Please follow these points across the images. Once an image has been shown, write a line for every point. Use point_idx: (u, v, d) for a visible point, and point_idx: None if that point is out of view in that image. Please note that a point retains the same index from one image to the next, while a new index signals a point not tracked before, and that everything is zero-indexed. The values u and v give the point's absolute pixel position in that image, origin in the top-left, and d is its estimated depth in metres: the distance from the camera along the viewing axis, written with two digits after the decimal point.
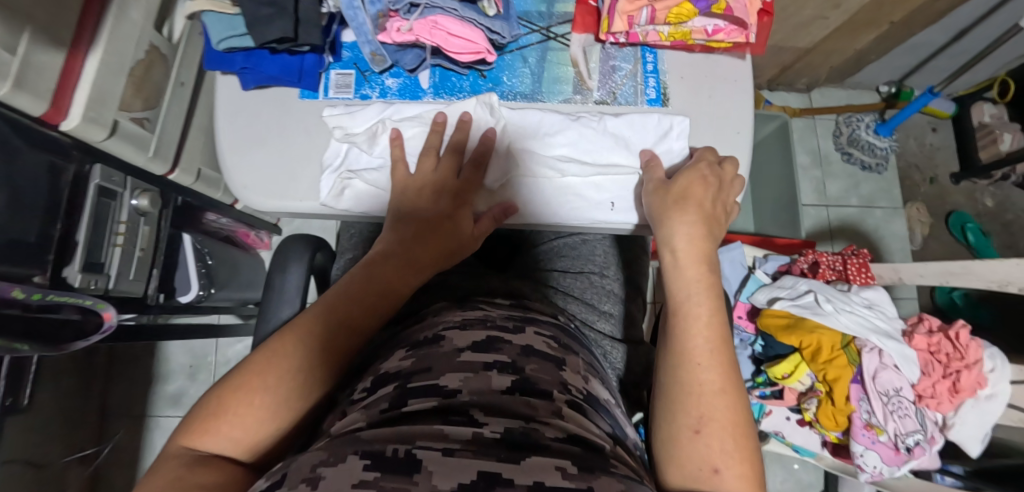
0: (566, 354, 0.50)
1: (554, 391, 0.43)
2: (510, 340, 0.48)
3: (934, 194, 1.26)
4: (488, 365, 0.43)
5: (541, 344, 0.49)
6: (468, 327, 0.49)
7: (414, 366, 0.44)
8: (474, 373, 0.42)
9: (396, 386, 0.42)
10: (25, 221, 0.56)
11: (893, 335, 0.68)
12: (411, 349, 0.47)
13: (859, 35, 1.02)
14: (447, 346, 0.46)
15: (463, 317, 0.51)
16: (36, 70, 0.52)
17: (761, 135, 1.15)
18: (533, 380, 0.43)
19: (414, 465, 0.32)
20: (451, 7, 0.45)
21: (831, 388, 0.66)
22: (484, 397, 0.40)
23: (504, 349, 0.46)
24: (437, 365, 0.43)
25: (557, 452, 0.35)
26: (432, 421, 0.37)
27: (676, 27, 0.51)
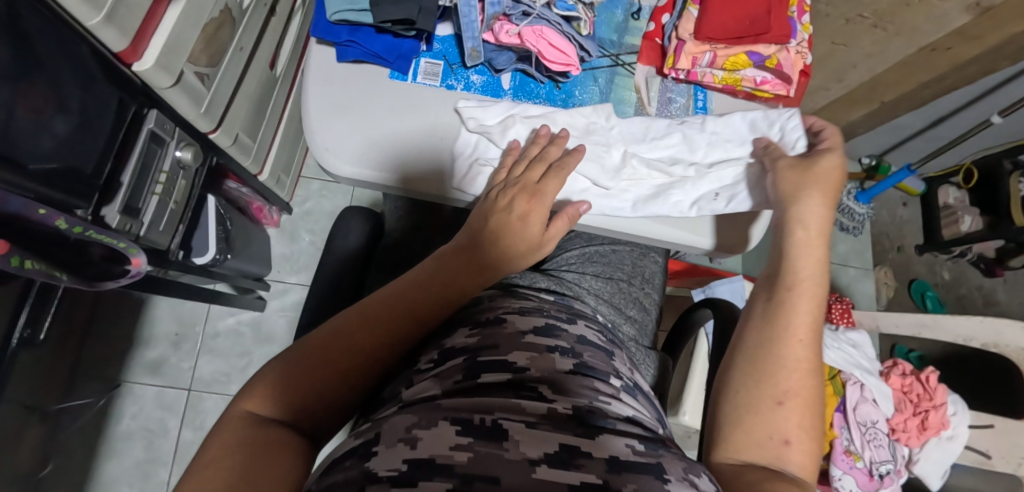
0: (613, 347, 0.52)
1: (611, 378, 0.44)
2: (566, 329, 0.49)
3: (900, 261, 1.39)
4: (550, 348, 0.44)
5: (593, 337, 0.51)
6: (527, 313, 0.50)
7: (480, 342, 0.43)
8: (539, 353, 0.43)
9: (466, 358, 0.41)
10: (83, 149, 0.58)
11: (873, 373, 0.75)
12: (475, 327, 0.46)
13: (852, 109, 1.14)
14: (511, 326, 0.46)
15: (520, 304, 0.52)
16: (130, 7, 0.54)
17: None
18: (592, 366, 0.44)
19: (503, 433, 0.32)
20: (556, 20, 0.51)
21: (817, 414, 0.72)
22: (552, 375, 0.41)
23: (562, 336, 0.47)
24: (505, 343, 0.43)
25: (621, 432, 0.36)
26: (505, 394, 0.37)
27: (729, 74, 0.58)
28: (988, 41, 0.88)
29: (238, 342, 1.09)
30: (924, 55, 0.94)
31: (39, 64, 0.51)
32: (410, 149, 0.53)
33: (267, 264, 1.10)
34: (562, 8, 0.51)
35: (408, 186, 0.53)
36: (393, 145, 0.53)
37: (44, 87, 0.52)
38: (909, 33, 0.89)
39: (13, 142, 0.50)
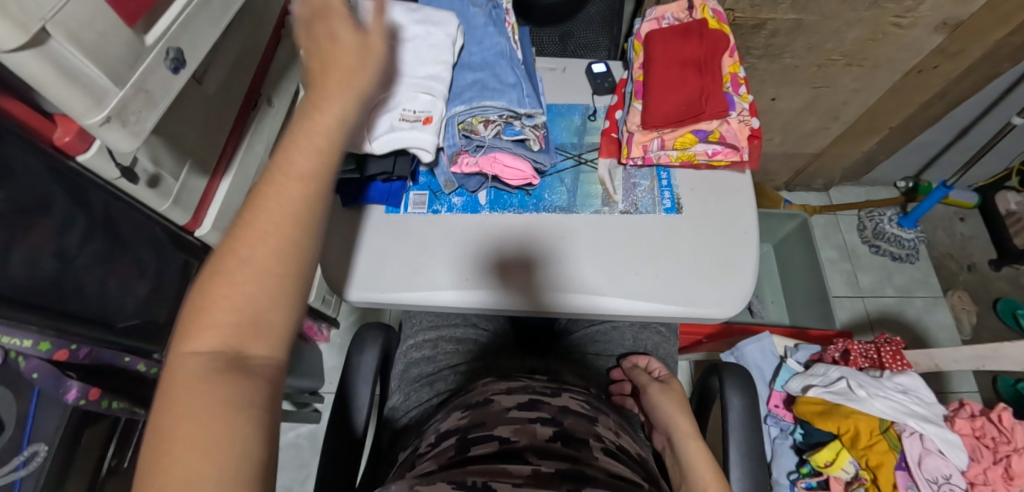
0: (599, 414, 0.55)
1: (590, 441, 0.48)
2: (549, 400, 0.53)
3: (974, 281, 1.26)
4: (532, 419, 0.49)
5: (577, 406, 0.54)
6: (514, 391, 0.55)
7: (469, 421, 0.50)
8: (522, 424, 0.48)
9: (457, 437, 0.48)
10: (157, 303, 0.74)
11: (931, 419, 0.69)
12: (466, 410, 0.53)
13: (863, 140, 1.13)
14: (496, 405, 0.52)
15: (508, 384, 0.57)
16: (190, 191, 0.68)
17: (784, 234, 1.22)
18: (572, 432, 0.49)
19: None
20: (506, 145, 0.59)
21: (875, 474, 0.67)
22: (534, 442, 0.46)
23: (544, 407, 0.52)
24: (490, 419, 0.50)
25: (600, 484, 0.41)
26: (494, 462, 0.43)
27: (682, 151, 0.64)
28: (975, 51, 0.88)
29: (299, 455, 1.17)
30: (914, 78, 0.94)
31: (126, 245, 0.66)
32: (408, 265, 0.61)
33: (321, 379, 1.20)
34: (509, 134, 0.59)
35: (431, 300, 0.59)
36: (399, 268, 0.61)
37: (131, 263, 0.68)
38: (888, 63, 0.90)
39: (104, 308, 0.66)
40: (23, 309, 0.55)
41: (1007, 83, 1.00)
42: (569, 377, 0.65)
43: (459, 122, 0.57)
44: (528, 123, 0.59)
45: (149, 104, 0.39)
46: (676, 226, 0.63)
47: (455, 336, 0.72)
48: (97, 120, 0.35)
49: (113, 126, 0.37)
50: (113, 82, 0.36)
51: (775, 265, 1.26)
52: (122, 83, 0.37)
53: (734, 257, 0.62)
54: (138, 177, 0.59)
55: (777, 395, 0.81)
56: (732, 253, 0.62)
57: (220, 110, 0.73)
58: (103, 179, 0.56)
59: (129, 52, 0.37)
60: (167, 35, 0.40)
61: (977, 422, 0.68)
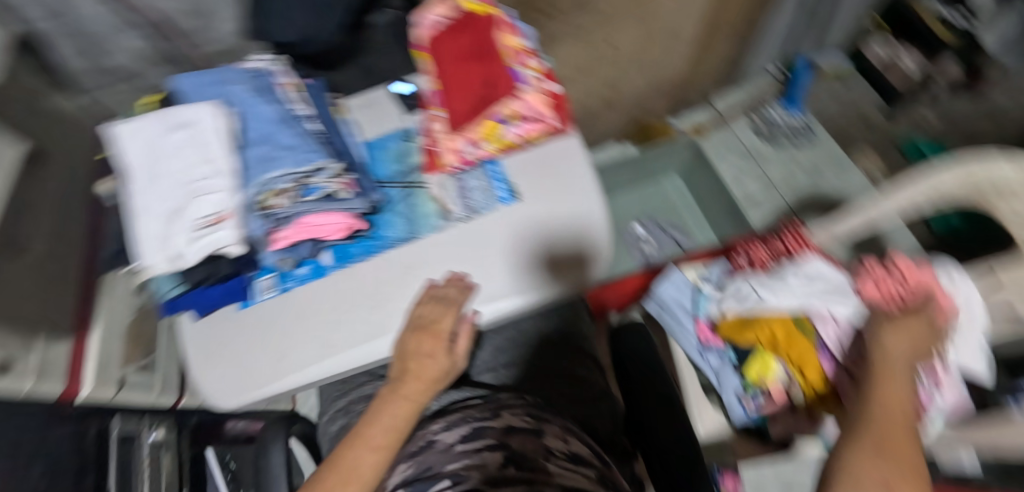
0: (542, 423, 0.55)
1: (539, 458, 0.48)
2: (492, 425, 0.53)
3: (874, 133, 1.27)
4: (478, 449, 0.49)
5: (519, 422, 0.55)
6: (454, 425, 0.55)
7: (416, 469, 0.49)
8: (470, 458, 0.48)
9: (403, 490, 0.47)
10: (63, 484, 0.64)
11: (840, 293, 0.67)
12: (409, 459, 0.52)
13: (714, 47, 1.13)
14: (439, 445, 0.52)
15: (447, 419, 0.57)
16: (53, 360, 0.68)
17: (683, 161, 1.21)
18: (522, 452, 0.49)
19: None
20: (311, 206, 0.56)
21: (802, 372, 0.66)
22: (486, 473, 0.45)
23: (489, 433, 0.52)
24: (435, 462, 0.49)
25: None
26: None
27: (496, 140, 0.63)
28: None
29: None
30: None
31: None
32: (314, 336, 0.59)
33: None
34: (310, 194, 0.56)
35: (305, 381, 0.59)
36: (264, 361, 0.60)
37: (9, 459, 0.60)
38: None
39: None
40: None
41: None
42: (501, 390, 0.63)
43: (255, 203, 0.55)
44: (323, 176, 0.56)
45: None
46: (520, 213, 0.62)
47: (366, 395, 0.69)
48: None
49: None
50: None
51: (688, 192, 1.24)
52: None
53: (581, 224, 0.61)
54: None
55: (704, 326, 0.77)
56: (580, 220, 0.61)
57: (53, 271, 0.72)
58: None
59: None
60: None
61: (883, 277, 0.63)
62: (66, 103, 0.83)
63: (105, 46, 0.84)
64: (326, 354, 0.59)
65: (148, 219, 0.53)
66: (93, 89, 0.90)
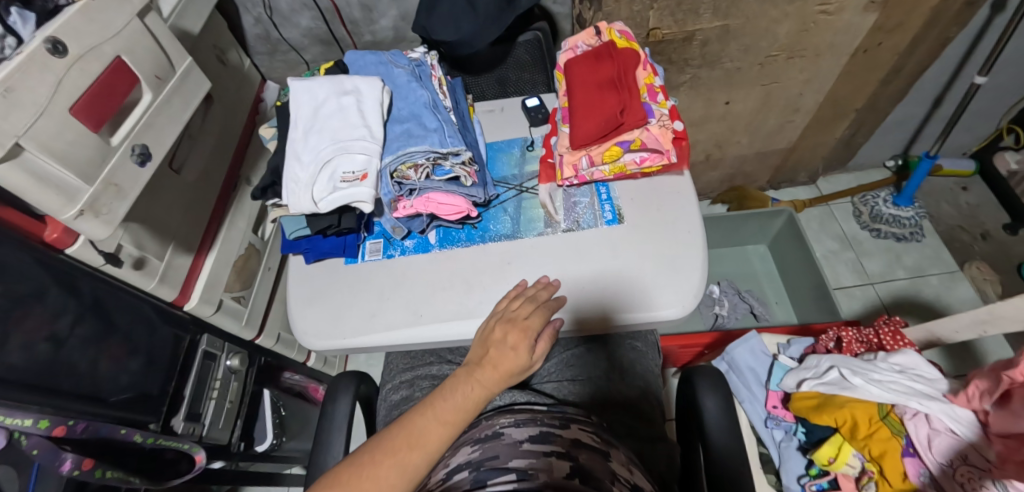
0: (609, 447, 0.56)
1: (605, 478, 0.48)
2: (561, 434, 0.55)
3: (993, 250, 1.19)
4: (547, 453, 0.51)
5: (587, 438, 0.55)
6: (522, 424, 0.57)
7: (482, 455, 0.52)
8: (537, 458, 0.50)
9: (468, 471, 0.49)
10: (153, 376, 0.73)
11: (935, 395, 0.63)
12: (476, 444, 0.55)
13: (832, 127, 1.12)
14: (508, 439, 0.54)
15: (516, 418, 0.59)
16: (175, 269, 0.77)
17: (775, 232, 1.18)
18: (589, 468, 0.49)
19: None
20: (438, 185, 0.63)
21: (881, 466, 0.62)
22: (553, 478, 0.46)
23: (557, 441, 0.53)
24: (503, 452, 0.51)
25: None
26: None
27: (613, 164, 0.66)
28: (914, 22, 0.88)
29: None
30: (861, 58, 0.94)
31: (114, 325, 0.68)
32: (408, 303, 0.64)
33: None
34: (440, 174, 0.64)
35: (391, 341, 0.63)
36: (358, 314, 0.65)
37: (122, 343, 0.69)
38: (828, 49, 0.91)
39: (96, 383, 0.66)
40: (28, 390, 0.56)
41: (966, 45, 0.99)
42: (568, 405, 0.64)
43: (392, 171, 0.63)
44: (455, 161, 0.63)
45: (119, 195, 0.55)
46: (620, 235, 0.65)
47: (432, 375, 0.72)
48: (72, 212, 0.50)
49: (87, 217, 0.52)
50: (87, 181, 0.51)
51: (773, 263, 1.22)
52: (94, 181, 0.52)
53: (680, 256, 0.63)
54: (123, 261, 0.67)
55: (773, 395, 0.76)
56: (678, 253, 0.63)
57: (197, 196, 0.83)
58: (92, 266, 0.64)
59: (99, 154, 0.52)
60: (133, 136, 0.56)
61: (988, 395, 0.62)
62: (240, 63, 0.97)
63: (283, 22, 0.97)
64: (413, 322, 0.63)
65: (300, 167, 0.63)
66: (262, 58, 1.04)
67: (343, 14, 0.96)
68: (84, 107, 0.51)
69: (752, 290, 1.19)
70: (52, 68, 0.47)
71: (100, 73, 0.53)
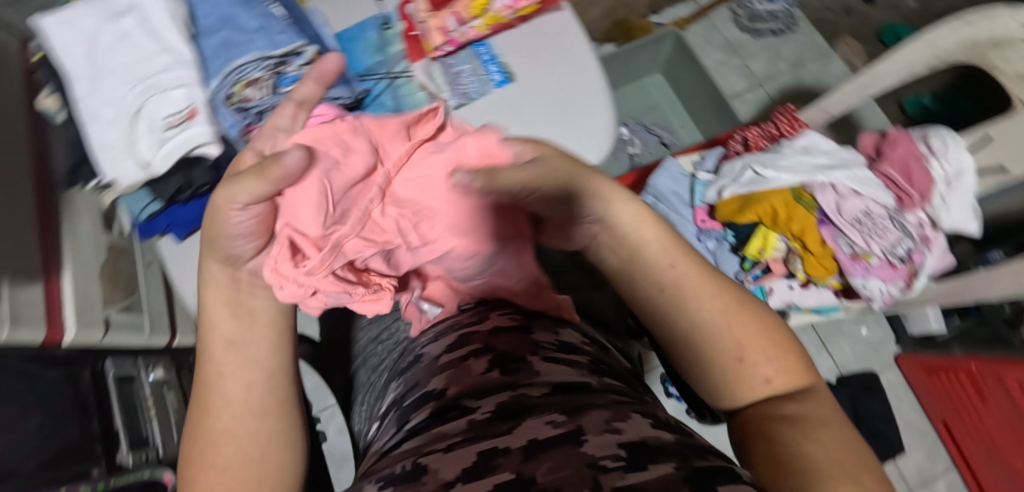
0: (531, 320, 0.53)
1: (525, 356, 0.46)
2: (477, 330, 0.52)
3: (854, 23, 1.26)
4: (463, 357, 0.48)
5: (505, 322, 0.52)
6: (441, 336, 0.54)
7: (406, 387, 0.50)
8: (455, 368, 0.48)
9: (396, 410, 0.48)
10: (65, 426, 0.63)
11: (837, 165, 0.68)
12: (402, 376, 0.52)
13: None
14: (427, 358, 0.51)
15: (434, 330, 0.56)
16: (25, 304, 0.62)
17: (665, 58, 1.17)
18: (510, 353, 0.47)
19: (418, 472, 0.35)
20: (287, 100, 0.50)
21: (803, 241, 0.67)
22: (469, 385, 0.44)
23: (474, 339, 0.51)
24: (424, 376, 0.49)
25: (542, 409, 0.39)
26: (437, 423, 0.42)
27: (484, 16, 0.60)
28: None
29: None
30: None
31: None
32: None
33: None
34: (286, 84, 0.49)
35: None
36: None
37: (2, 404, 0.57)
38: None
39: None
40: None
41: None
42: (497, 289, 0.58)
43: (226, 97, 0.48)
44: (298, 62, 0.50)
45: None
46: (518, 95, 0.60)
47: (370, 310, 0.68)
48: None
49: None
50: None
51: (670, 90, 1.23)
52: None
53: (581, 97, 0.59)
54: None
55: (700, 210, 0.77)
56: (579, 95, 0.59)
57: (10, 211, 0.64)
58: None
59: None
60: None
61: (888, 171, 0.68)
62: None
63: None
64: None
65: (103, 127, 0.47)
66: None
67: None
68: None
69: (656, 123, 1.21)
70: None
71: None
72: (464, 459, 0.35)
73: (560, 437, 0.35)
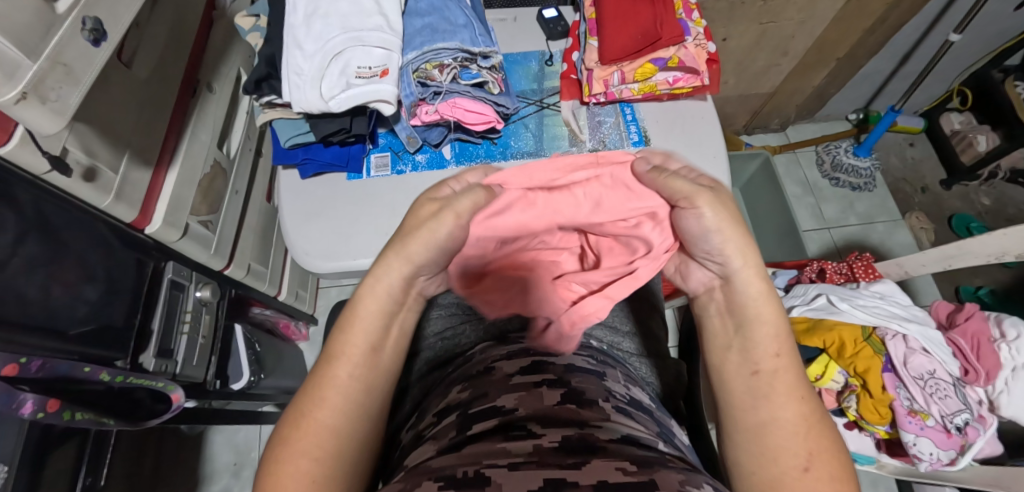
0: (604, 368, 0.52)
1: (599, 400, 0.44)
2: (554, 360, 0.49)
3: (930, 201, 1.31)
4: (538, 383, 0.45)
5: (581, 362, 0.51)
6: (515, 355, 0.51)
7: (471, 395, 0.45)
8: (527, 390, 0.44)
9: (458, 413, 0.43)
10: (114, 307, 0.62)
11: (913, 319, 0.70)
12: (466, 382, 0.48)
13: (812, 74, 1.15)
14: (498, 372, 0.48)
15: (508, 348, 0.54)
16: (132, 183, 0.63)
17: (750, 174, 1.23)
18: (581, 391, 0.45)
19: (484, 480, 0.31)
20: (465, 90, 0.58)
21: (864, 380, 0.68)
22: (539, 411, 0.41)
23: (550, 368, 0.48)
24: (492, 388, 0.45)
25: (614, 454, 0.35)
26: (496, 439, 0.37)
27: (643, 83, 0.64)
28: None
29: None
30: (854, 5, 0.96)
31: (68, 246, 0.57)
32: None
33: (303, 377, 1.16)
34: (467, 78, 0.58)
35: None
36: (364, 235, 0.59)
37: (76, 266, 0.58)
38: None
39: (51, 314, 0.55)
40: None
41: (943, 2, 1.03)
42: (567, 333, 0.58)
43: (414, 70, 0.56)
44: (485, 65, 0.58)
45: (70, 79, 0.38)
46: None
47: (437, 304, 0.66)
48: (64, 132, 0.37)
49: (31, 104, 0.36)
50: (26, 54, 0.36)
51: (744, 205, 1.29)
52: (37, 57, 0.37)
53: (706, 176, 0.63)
54: (71, 170, 0.53)
55: None
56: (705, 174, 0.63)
57: (155, 96, 0.67)
58: (31, 174, 0.51)
59: (39, 19, 0.37)
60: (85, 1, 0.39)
61: (958, 338, 0.70)
62: None
63: None
64: None
65: (303, 57, 0.55)
66: None
67: None
68: None
69: None
70: None
71: None
72: (532, 480, 0.31)
73: (630, 486, 0.30)
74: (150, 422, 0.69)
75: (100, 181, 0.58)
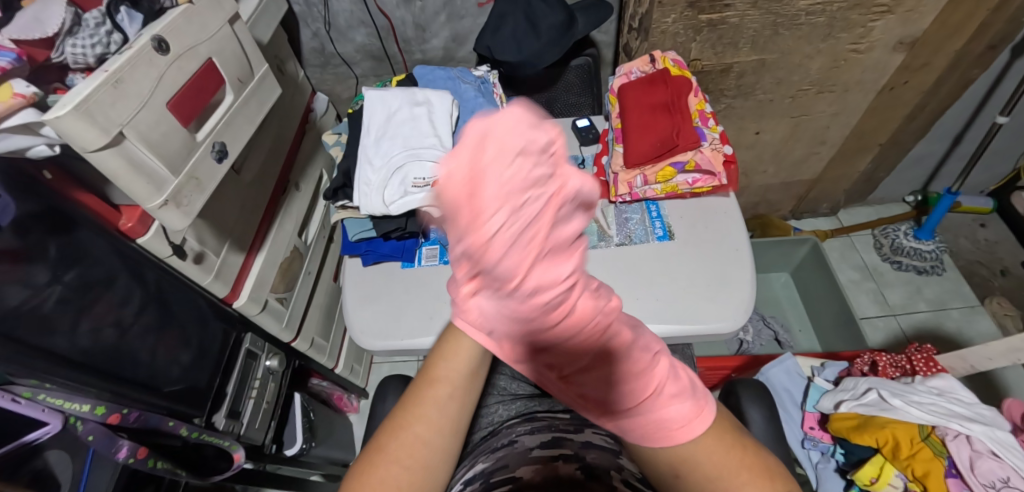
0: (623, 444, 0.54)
1: (609, 473, 0.49)
2: (572, 436, 0.55)
3: (1012, 285, 1.22)
4: (554, 457, 0.52)
5: (600, 438, 0.54)
6: (538, 430, 0.56)
7: (494, 464, 0.52)
8: (544, 464, 0.51)
9: (479, 483, 0.50)
10: (200, 369, 0.72)
11: (976, 419, 0.65)
12: (489, 455, 0.54)
13: (857, 160, 1.16)
14: (519, 446, 0.54)
15: (531, 425, 0.58)
16: (228, 266, 0.75)
17: (799, 259, 1.21)
18: (594, 466, 0.50)
19: None
20: None
21: (925, 486, 0.64)
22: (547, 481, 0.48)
23: (567, 444, 0.53)
24: (513, 461, 0.52)
25: None
26: None
27: (665, 183, 0.71)
28: (939, 63, 0.93)
29: None
30: (888, 96, 0.99)
31: (174, 315, 0.68)
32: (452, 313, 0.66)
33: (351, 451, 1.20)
34: None
35: None
36: (413, 318, 0.67)
37: (176, 334, 0.69)
38: (857, 85, 0.96)
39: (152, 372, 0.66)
40: (95, 375, 0.56)
41: (986, 86, 1.04)
42: None
43: None
44: None
45: (196, 188, 0.57)
46: (670, 251, 0.68)
47: None
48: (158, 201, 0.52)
49: (170, 207, 0.54)
50: (172, 173, 0.54)
51: (796, 290, 1.25)
52: (178, 174, 0.55)
53: (731, 270, 0.66)
54: (186, 254, 0.66)
55: (810, 416, 0.80)
56: (728, 269, 0.66)
57: (253, 194, 0.82)
58: (158, 257, 0.63)
59: None
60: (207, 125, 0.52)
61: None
62: (296, 73, 0.98)
63: (339, 37, 1.02)
64: None
65: (372, 171, 0.66)
66: (313, 70, 1.09)
67: (398, 32, 1.02)
68: (177, 102, 0.54)
69: (776, 316, 1.22)
70: (156, 65, 0.50)
71: (193, 73, 0.56)
72: None
73: None
74: (211, 478, 0.75)
75: (204, 264, 0.70)
